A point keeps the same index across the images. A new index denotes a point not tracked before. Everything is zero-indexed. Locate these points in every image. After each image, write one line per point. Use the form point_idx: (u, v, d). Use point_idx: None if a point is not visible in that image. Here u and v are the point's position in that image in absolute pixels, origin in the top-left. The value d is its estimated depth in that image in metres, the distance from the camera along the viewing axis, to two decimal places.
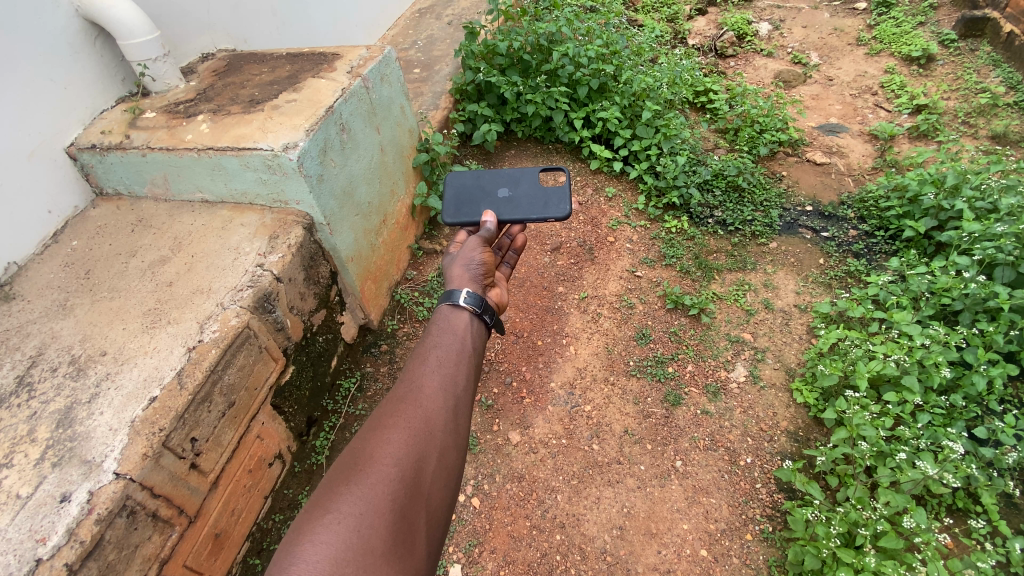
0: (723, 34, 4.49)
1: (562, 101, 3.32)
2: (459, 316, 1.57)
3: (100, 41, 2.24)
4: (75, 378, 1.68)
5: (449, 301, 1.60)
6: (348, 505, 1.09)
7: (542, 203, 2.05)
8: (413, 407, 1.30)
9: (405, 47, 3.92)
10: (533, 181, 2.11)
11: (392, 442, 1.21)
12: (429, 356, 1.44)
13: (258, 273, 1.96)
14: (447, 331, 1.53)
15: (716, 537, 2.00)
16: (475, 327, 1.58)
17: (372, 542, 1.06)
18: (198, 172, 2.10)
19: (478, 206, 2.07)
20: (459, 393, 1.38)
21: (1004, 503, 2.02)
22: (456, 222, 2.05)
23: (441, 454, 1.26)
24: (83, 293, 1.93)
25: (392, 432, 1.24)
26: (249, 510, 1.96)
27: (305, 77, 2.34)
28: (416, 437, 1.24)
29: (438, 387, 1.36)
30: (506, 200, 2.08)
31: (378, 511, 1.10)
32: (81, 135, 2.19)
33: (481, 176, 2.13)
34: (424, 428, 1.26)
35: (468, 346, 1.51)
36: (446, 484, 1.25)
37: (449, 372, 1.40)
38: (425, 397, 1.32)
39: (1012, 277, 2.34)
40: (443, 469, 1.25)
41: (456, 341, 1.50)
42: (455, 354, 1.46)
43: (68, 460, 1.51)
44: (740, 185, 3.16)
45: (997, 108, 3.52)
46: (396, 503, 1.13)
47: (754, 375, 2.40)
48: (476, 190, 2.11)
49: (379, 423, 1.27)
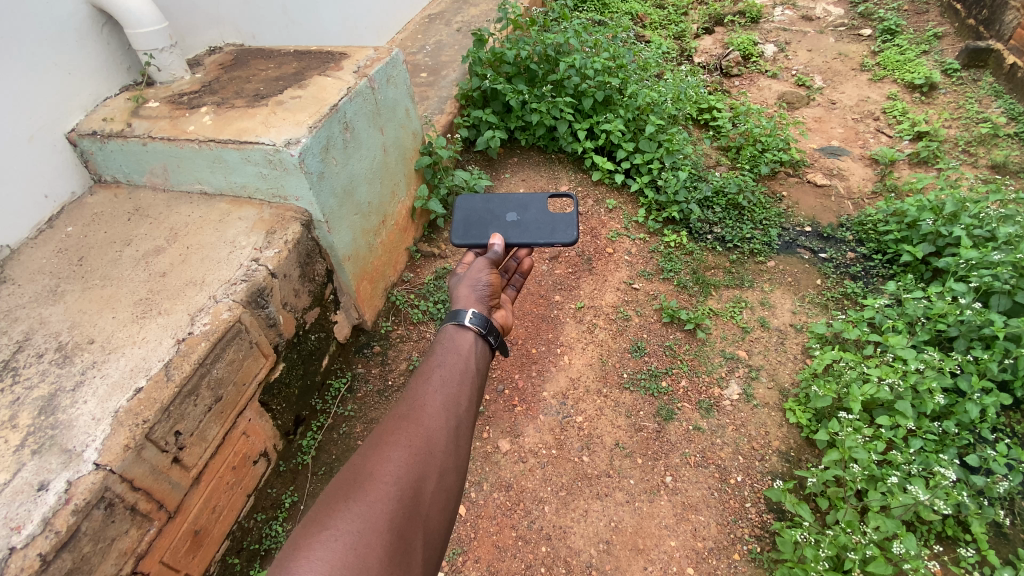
0: (729, 53, 4.54)
1: (566, 112, 3.34)
2: (463, 336, 1.56)
3: (107, 30, 2.25)
4: (60, 365, 1.66)
5: (454, 320, 1.59)
6: (346, 522, 1.07)
7: (549, 229, 2.05)
8: (415, 425, 1.28)
9: (413, 51, 3.94)
10: (542, 208, 2.10)
11: (392, 460, 1.19)
12: (433, 375, 1.42)
13: (253, 267, 1.94)
14: (451, 350, 1.51)
15: (703, 555, 1.97)
16: (480, 348, 1.57)
17: (368, 561, 1.03)
18: (198, 163, 2.09)
19: (489, 227, 2.08)
20: (461, 414, 1.36)
21: (993, 533, 1.99)
22: (464, 244, 2.04)
23: (440, 475, 1.23)
24: (75, 280, 1.91)
25: (393, 450, 1.22)
26: (231, 508, 1.93)
27: (311, 75, 2.34)
28: (417, 456, 1.22)
29: (440, 406, 1.34)
30: (516, 223, 2.09)
31: (375, 530, 1.08)
32: (83, 122, 2.18)
33: (490, 201, 2.14)
34: (426, 447, 1.25)
35: (471, 366, 1.50)
36: (445, 506, 1.22)
37: (452, 391, 1.39)
38: (427, 416, 1.31)
39: (1008, 305, 2.35)
40: (442, 490, 1.22)
41: (460, 361, 1.49)
42: (459, 374, 1.44)
43: (47, 448, 1.48)
44: (739, 203, 3.17)
45: (997, 138, 3.56)
46: (394, 523, 1.10)
47: (748, 393, 2.39)
48: (488, 211, 2.12)
49: (380, 441, 1.25)
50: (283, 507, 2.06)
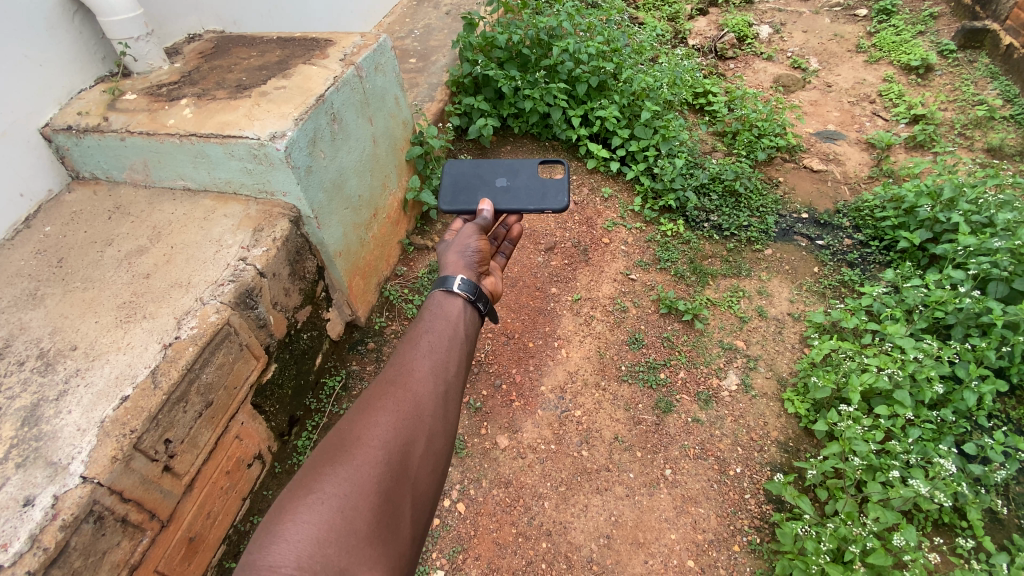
0: (724, 35, 4.45)
1: (560, 98, 3.25)
2: (452, 303, 1.51)
3: (80, 18, 2.14)
4: (43, 373, 1.60)
5: (442, 288, 1.54)
6: (332, 485, 1.04)
7: (539, 195, 2.00)
8: (403, 390, 1.24)
9: (401, 36, 3.82)
10: (532, 173, 2.07)
11: (379, 424, 1.16)
12: (420, 340, 1.38)
13: (240, 267, 1.88)
14: (439, 317, 1.47)
15: (703, 548, 1.97)
16: (469, 314, 1.53)
17: (355, 524, 1.01)
18: (179, 158, 2.01)
19: (480, 193, 2.03)
20: (450, 379, 1.33)
21: (988, 519, 2.01)
22: (453, 210, 1.99)
23: (429, 438, 1.20)
24: (55, 283, 1.84)
25: (380, 415, 1.18)
26: (225, 513, 1.89)
27: (295, 63, 2.25)
28: (405, 420, 1.18)
29: (427, 372, 1.30)
30: (507, 187, 2.04)
31: (362, 493, 1.05)
32: (58, 115, 2.09)
33: (479, 165, 2.09)
34: (414, 411, 1.21)
35: (460, 332, 1.45)
36: (434, 470, 1.19)
37: (441, 357, 1.35)
38: (415, 381, 1.27)
39: (1005, 292, 2.33)
40: (431, 454, 1.19)
41: (449, 327, 1.45)
42: (447, 340, 1.40)
43: (32, 461, 1.43)
44: (736, 189, 3.13)
45: (993, 121, 3.53)
46: (382, 486, 1.08)
47: (746, 384, 2.38)
48: (478, 175, 2.06)
49: (367, 406, 1.21)
50: None
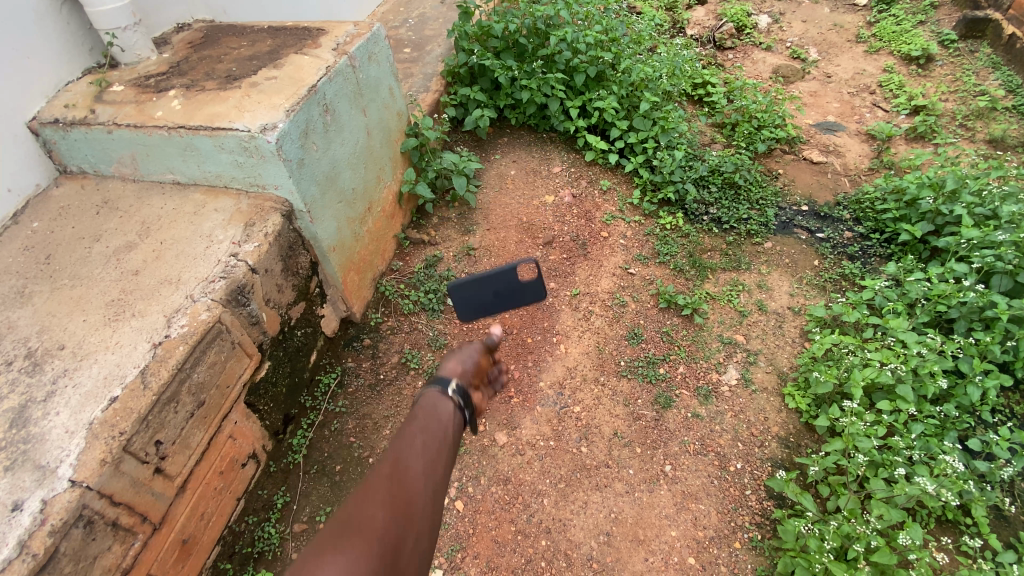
0: (723, 25, 4.39)
1: (557, 89, 3.20)
2: (448, 400, 1.31)
3: (67, 8, 2.07)
4: (31, 374, 1.56)
5: (438, 382, 1.33)
6: None
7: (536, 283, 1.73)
8: (394, 488, 1.06)
9: (395, 25, 3.74)
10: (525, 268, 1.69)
11: (364, 528, 0.98)
12: (413, 435, 1.19)
13: (232, 263, 1.83)
14: (433, 411, 1.27)
15: (704, 544, 1.96)
16: (463, 421, 1.33)
17: None
18: (168, 151, 1.96)
19: (504, 297, 1.74)
20: (444, 478, 1.16)
21: (993, 516, 2.00)
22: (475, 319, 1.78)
23: (418, 544, 1.02)
24: (42, 280, 1.79)
25: (365, 516, 1.00)
26: (220, 513, 1.86)
27: (287, 53, 2.19)
28: (393, 525, 1.00)
29: (421, 470, 1.13)
30: (510, 291, 1.73)
31: None
32: (45, 108, 2.02)
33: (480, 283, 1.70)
34: (404, 514, 1.03)
35: (451, 430, 1.26)
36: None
37: (437, 455, 1.18)
38: (408, 479, 1.09)
39: (1009, 286, 2.32)
40: (420, 559, 1.02)
41: (443, 424, 1.26)
42: (442, 439, 1.22)
43: (20, 464, 1.40)
44: (736, 181, 3.09)
45: (995, 112, 3.49)
46: None
47: (746, 378, 2.36)
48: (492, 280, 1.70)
49: (352, 505, 1.02)
50: (276, 508, 2.00)
